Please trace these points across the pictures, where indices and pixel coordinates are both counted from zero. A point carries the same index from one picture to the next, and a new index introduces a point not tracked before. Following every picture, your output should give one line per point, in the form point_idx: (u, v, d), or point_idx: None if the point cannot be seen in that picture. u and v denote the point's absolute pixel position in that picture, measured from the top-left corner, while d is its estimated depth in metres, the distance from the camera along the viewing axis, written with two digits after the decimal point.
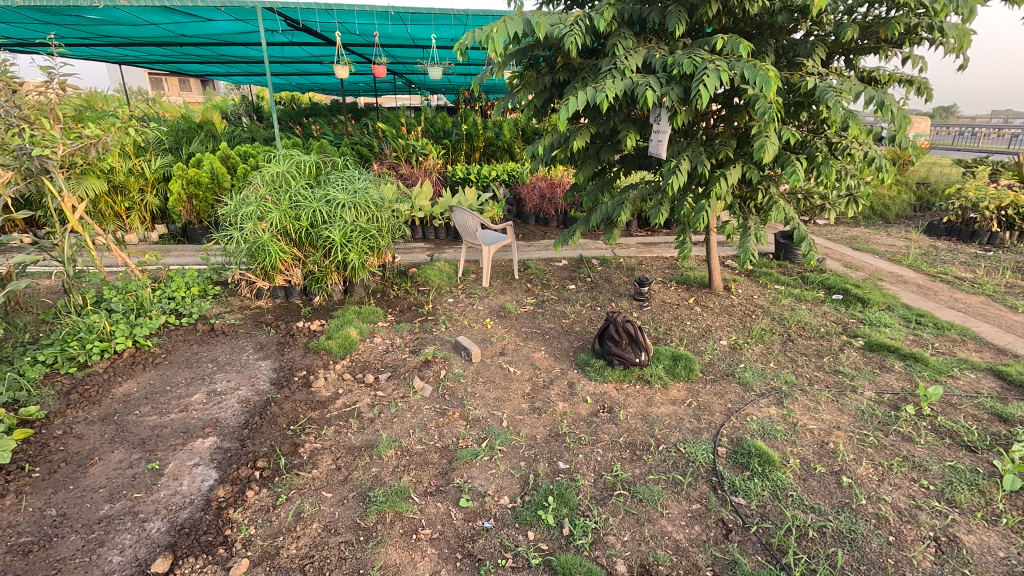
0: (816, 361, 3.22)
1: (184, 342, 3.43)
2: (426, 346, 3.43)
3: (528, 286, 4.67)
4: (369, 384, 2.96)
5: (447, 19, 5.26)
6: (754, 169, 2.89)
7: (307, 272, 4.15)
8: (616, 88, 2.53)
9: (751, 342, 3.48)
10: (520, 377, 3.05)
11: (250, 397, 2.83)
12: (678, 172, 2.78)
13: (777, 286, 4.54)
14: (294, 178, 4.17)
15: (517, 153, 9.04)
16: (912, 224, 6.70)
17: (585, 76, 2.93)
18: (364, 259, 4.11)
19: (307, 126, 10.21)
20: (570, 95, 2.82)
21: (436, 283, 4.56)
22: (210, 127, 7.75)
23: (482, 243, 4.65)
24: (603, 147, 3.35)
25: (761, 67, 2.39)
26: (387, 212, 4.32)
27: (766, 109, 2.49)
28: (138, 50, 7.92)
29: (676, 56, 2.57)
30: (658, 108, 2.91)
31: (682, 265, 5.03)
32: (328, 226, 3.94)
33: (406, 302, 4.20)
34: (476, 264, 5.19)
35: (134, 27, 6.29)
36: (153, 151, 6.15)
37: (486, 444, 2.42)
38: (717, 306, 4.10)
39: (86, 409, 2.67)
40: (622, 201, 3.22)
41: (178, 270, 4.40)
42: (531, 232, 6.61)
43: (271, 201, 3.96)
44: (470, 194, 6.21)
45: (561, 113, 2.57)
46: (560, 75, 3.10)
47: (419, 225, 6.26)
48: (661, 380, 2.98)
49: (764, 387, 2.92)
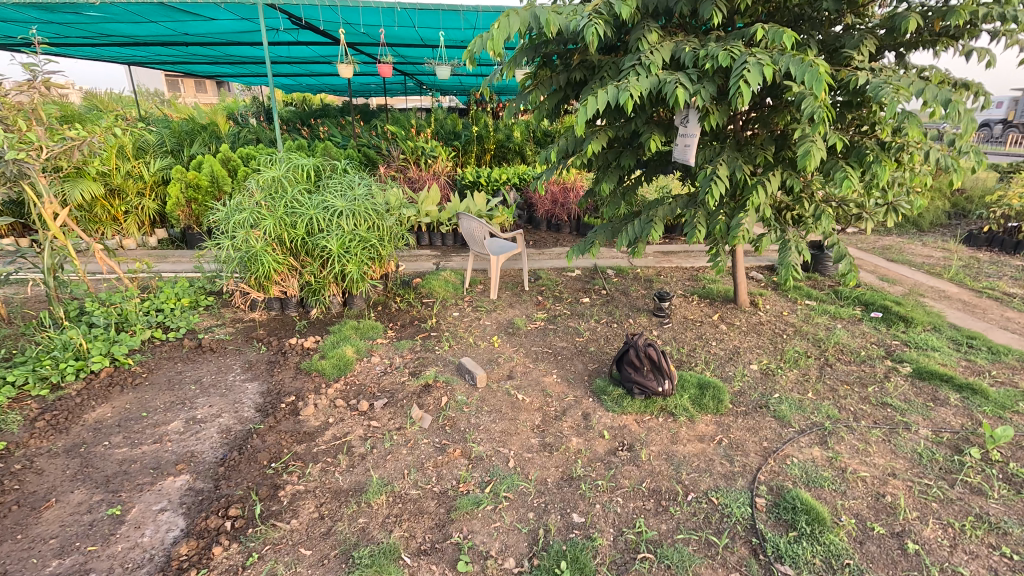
0: (860, 391, 2.89)
1: (168, 361, 3.19)
2: (428, 367, 3.15)
3: (540, 298, 4.38)
4: (363, 413, 2.69)
5: (455, 16, 5.00)
6: (795, 177, 2.58)
7: (303, 283, 3.91)
8: (642, 86, 2.23)
9: (785, 367, 3.15)
10: (530, 407, 2.76)
11: (232, 426, 2.58)
12: (717, 178, 2.48)
13: (808, 301, 4.21)
14: (291, 183, 3.90)
15: (529, 156, 8.76)
16: (948, 233, 6.30)
17: (605, 75, 2.64)
18: (363, 271, 3.85)
19: (315, 127, 10.04)
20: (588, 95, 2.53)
21: (442, 295, 4.29)
22: (214, 128, 7.58)
23: (490, 252, 4.37)
24: (623, 152, 3.05)
25: (810, 61, 2.09)
26: (389, 219, 4.05)
27: (813, 109, 2.18)
28: (143, 49, 7.79)
29: (711, 50, 2.26)
30: (683, 111, 2.66)
31: (704, 277, 4.71)
32: (325, 235, 3.67)
33: (408, 316, 3.93)
34: (484, 274, 4.91)
35: (135, 26, 6.11)
36: (152, 153, 5.97)
37: (490, 490, 2.13)
38: (744, 325, 3.78)
39: (51, 439, 2.43)
40: (652, 220, 2.93)
41: (170, 279, 4.17)
42: (542, 239, 6.31)
43: (265, 208, 3.71)
44: (479, 199, 5.93)
45: (578, 117, 2.28)
46: (577, 73, 2.79)
47: (426, 232, 6.00)
48: (687, 412, 2.67)
49: (804, 423, 2.59)
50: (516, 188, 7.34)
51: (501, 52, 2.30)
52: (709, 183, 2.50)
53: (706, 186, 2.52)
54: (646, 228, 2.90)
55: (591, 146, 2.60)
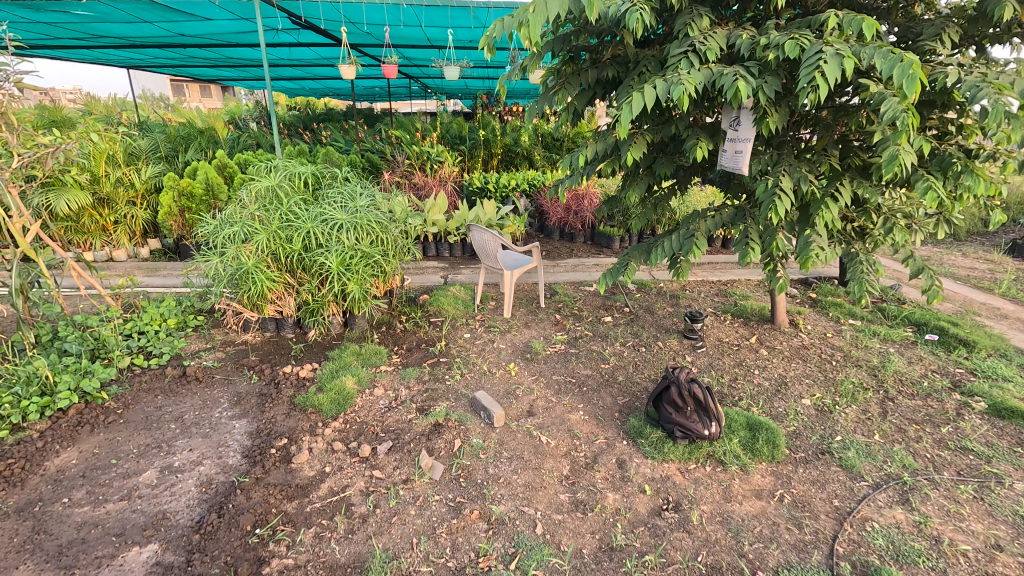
0: (933, 433, 2.52)
1: (148, 394, 2.86)
2: (438, 403, 2.79)
3: (557, 317, 4.03)
4: (364, 460, 2.34)
5: (465, 13, 4.68)
6: (869, 188, 2.23)
7: (301, 302, 3.58)
8: (696, 80, 1.90)
9: (842, 402, 2.79)
10: (555, 452, 2.41)
11: (214, 476, 2.23)
12: (783, 194, 2.16)
13: (852, 321, 3.84)
14: (288, 194, 3.58)
15: (538, 161, 8.43)
16: (988, 242, 5.91)
17: (644, 72, 2.30)
18: (366, 289, 3.51)
19: (316, 132, 9.74)
20: (627, 93, 2.21)
21: (451, 314, 3.95)
22: (211, 133, 7.29)
23: (504, 266, 4.03)
24: (659, 158, 2.71)
25: (901, 52, 1.60)
26: (394, 232, 3.71)
27: (897, 111, 1.69)
28: (139, 51, 7.51)
29: (775, 38, 1.91)
30: (732, 111, 2.33)
31: (734, 293, 4.35)
32: (323, 251, 3.33)
33: (415, 339, 3.59)
34: (496, 288, 4.56)
35: (128, 26, 5.85)
36: (144, 159, 5.67)
37: (516, 566, 1.78)
38: (786, 349, 3.42)
39: (3, 495, 2.09)
40: (692, 234, 2.58)
41: (157, 297, 3.84)
42: (556, 249, 5.97)
43: (258, 221, 3.39)
44: (489, 206, 5.59)
45: (622, 116, 1.95)
46: (610, 69, 2.46)
47: (432, 242, 5.67)
48: (739, 460, 2.31)
49: (878, 475, 2.22)
50: (526, 196, 7.01)
51: (537, 41, 1.95)
52: (771, 200, 2.18)
53: (768, 203, 2.21)
54: (688, 243, 2.55)
55: (630, 152, 2.27)
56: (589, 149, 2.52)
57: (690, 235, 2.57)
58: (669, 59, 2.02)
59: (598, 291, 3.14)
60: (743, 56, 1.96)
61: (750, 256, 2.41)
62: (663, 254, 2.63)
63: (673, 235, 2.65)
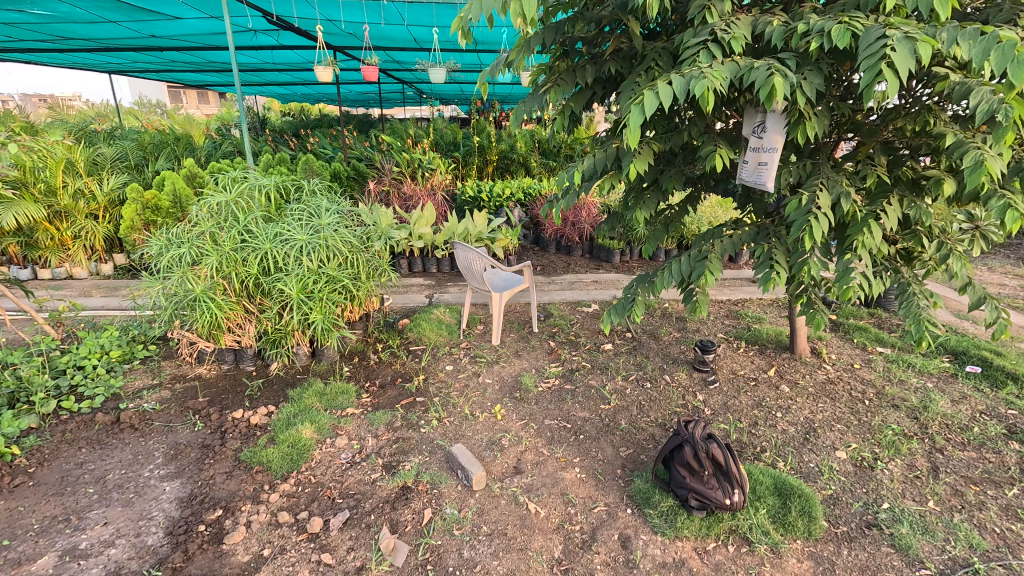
0: (999, 497, 2.11)
1: (70, 447, 2.44)
2: (409, 458, 2.38)
3: (552, 343, 3.63)
4: (314, 538, 1.93)
5: (451, 9, 4.32)
6: (925, 209, 1.84)
7: (262, 330, 3.18)
8: (723, 73, 1.52)
9: (882, 455, 2.38)
10: (545, 525, 2.00)
11: (124, 563, 1.82)
12: (819, 213, 1.76)
13: (880, 348, 3.44)
14: (246, 210, 3.18)
15: (534, 169, 8.05)
16: (1014, 255, 5.54)
17: (652, 68, 1.93)
18: (334, 318, 3.11)
19: (303, 139, 9.36)
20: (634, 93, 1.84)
21: (433, 341, 3.55)
22: (188, 140, 6.91)
23: (492, 287, 3.63)
24: (667, 171, 2.32)
25: (996, 31, 1.22)
26: (366, 252, 3.31)
27: (994, 106, 1.30)
28: (113, 54, 7.15)
29: (816, 24, 1.56)
30: (756, 116, 1.97)
31: (746, 314, 3.95)
32: (282, 276, 2.93)
33: (390, 373, 3.18)
34: (485, 309, 4.17)
35: (93, 26, 5.48)
36: (109, 168, 5.28)
37: None
38: (809, 385, 3.03)
39: None
40: (705, 256, 2.18)
41: (103, 324, 3.43)
42: (551, 263, 5.58)
43: (211, 241, 3.00)
44: (480, 218, 5.19)
45: (631, 119, 1.55)
46: (611, 66, 2.09)
47: (418, 257, 5.27)
48: (769, 538, 1.90)
49: (942, 560, 1.81)
50: (520, 205, 6.62)
51: (533, 22, 1.63)
52: (804, 220, 1.78)
53: (801, 222, 1.80)
54: (700, 266, 2.14)
55: (635, 165, 1.89)
56: (588, 161, 2.13)
57: (702, 257, 2.17)
58: (685, 51, 1.65)
59: (603, 329, 2.74)
60: (775, 47, 1.60)
61: (775, 282, 1.98)
62: (670, 279, 2.22)
63: (683, 257, 2.25)
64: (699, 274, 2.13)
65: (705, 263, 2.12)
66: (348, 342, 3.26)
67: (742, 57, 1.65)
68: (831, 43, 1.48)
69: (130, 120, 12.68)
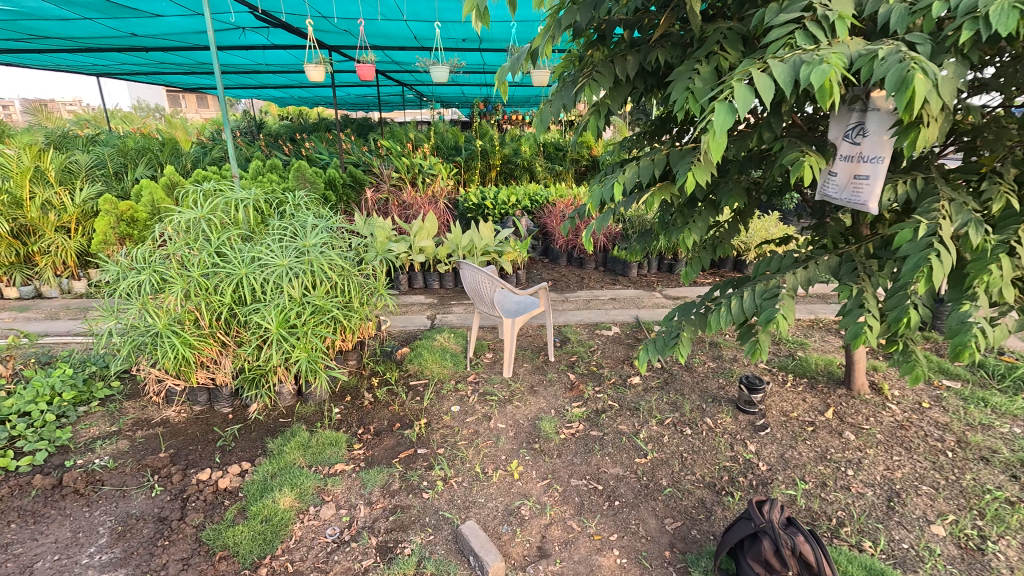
0: None
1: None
2: (408, 537, 1.94)
3: (571, 374, 3.21)
4: None
5: (454, 2, 3.93)
6: None
7: (240, 367, 2.75)
8: (841, 59, 1.13)
9: (989, 531, 1.94)
10: None
11: None
12: (942, 252, 1.31)
13: (948, 381, 3.00)
14: (220, 227, 2.73)
15: (540, 174, 7.63)
16: None
17: (719, 56, 1.53)
18: (322, 352, 2.68)
19: (299, 143, 8.98)
20: (701, 88, 1.44)
21: (437, 374, 3.13)
22: (174, 146, 6.52)
23: (502, 311, 3.21)
24: (724, 185, 1.90)
25: None
26: (359, 274, 2.88)
27: None
28: (96, 55, 6.78)
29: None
30: (850, 116, 1.57)
31: (787, 339, 3.53)
32: (260, 306, 2.49)
33: (387, 417, 2.75)
34: (494, 333, 3.74)
35: (67, 24, 5.08)
36: (83, 177, 4.87)
37: None
38: (875, 429, 2.60)
39: None
40: (775, 293, 1.72)
41: (61, 357, 3.02)
42: (563, 276, 5.17)
43: (179, 264, 2.57)
44: (486, 229, 4.77)
45: (716, 123, 1.15)
46: (660, 55, 1.69)
47: (419, 272, 4.86)
48: None
49: None
50: (528, 214, 6.21)
51: None
52: (921, 258, 1.33)
53: (914, 261, 1.35)
54: (767, 305, 1.68)
55: (698, 180, 1.48)
56: (630, 170, 1.72)
57: (770, 295, 1.70)
58: (776, 33, 1.26)
59: (638, 367, 2.28)
60: (897, 30, 1.22)
61: (868, 338, 1.53)
62: (725, 319, 1.76)
63: (745, 293, 1.79)
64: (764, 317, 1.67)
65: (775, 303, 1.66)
66: (338, 379, 2.83)
67: (852, 40, 1.25)
68: (986, 29, 1.08)
69: (121, 124, 12.31)
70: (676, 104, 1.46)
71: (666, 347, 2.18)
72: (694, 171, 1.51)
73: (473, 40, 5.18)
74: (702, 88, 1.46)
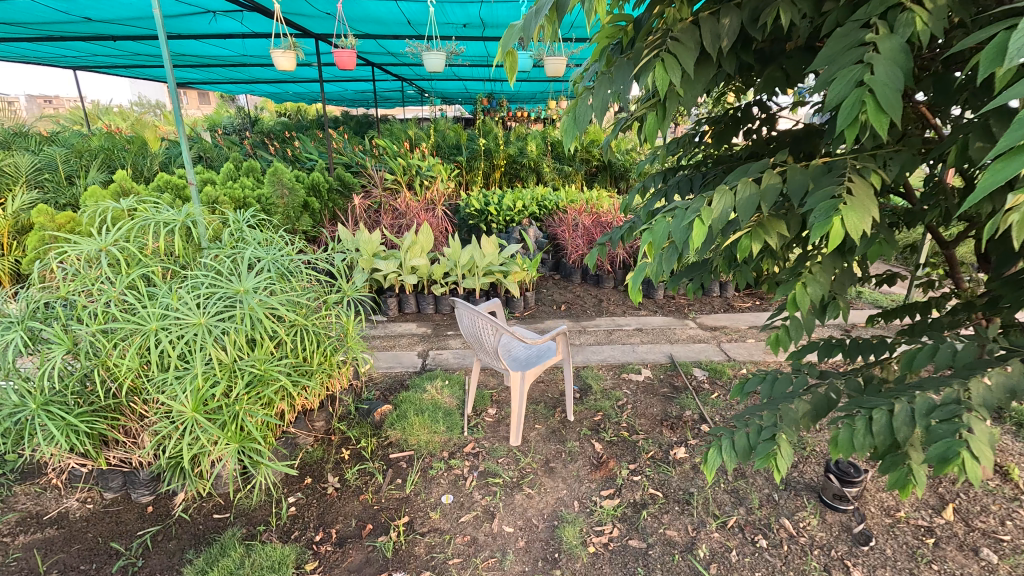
0: None
1: None
2: None
3: (595, 440, 2.54)
4: None
5: None
6: None
7: (161, 447, 2.05)
8: None
9: None
10: None
11: None
12: None
13: None
14: (135, 260, 2.03)
15: (548, 176, 6.95)
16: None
17: (914, 16, 0.89)
18: (260, 433, 1.93)
19: (289, 143, 8.32)
20: (888, 86, 0.83)
21: (426, 441, 2.46)
22: (142, 146, 5.86)
23: (507, 358, 2.55)
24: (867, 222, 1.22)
25: None
26: (317, 320, 2.16)
27: None
28: (59, 45, 6.14)
29: None
30: None
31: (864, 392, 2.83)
32: (168, 377, 1.75)
33: (356, 514, 2.07)
34: (499, 379, 3.07)
35: (9, 7, 4.42)
36: (23, 183, 4.21)
37: None
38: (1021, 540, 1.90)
39: None
40: (958, 414, 0.95)
41: None
42: (578, 297, 4.50)
43: (73, 313, 1.88)
44: (489, 245, 4.09)
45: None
46: (788, 13, 1.00)
47: (411, 294, 4.18)
48: None
49: None
50: (536, 222, 5.53)
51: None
52: None
53: None
54: (940, 432, 0.93)
55: (846, 227, 0.91)
56: (720, 199, 1.08)
57: (944, 410, 0.96)
58: None
59: (708, 480, 1.35)
60: None
61: None
62: (864, 448, 1.04)
63: (897, 403, 1.04)
64: (932, 452, 0.92)
65: (956, 432, 0.91)
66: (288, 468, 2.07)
67: None
68: None
69: (104, 120, 11.65)
70: (838, 117, 0.86)
71: (750, 448, 1.24)
72: (847, 214, 0.93)
73: (475, 26, 4.53)
74: (886, 83, 0.83)
